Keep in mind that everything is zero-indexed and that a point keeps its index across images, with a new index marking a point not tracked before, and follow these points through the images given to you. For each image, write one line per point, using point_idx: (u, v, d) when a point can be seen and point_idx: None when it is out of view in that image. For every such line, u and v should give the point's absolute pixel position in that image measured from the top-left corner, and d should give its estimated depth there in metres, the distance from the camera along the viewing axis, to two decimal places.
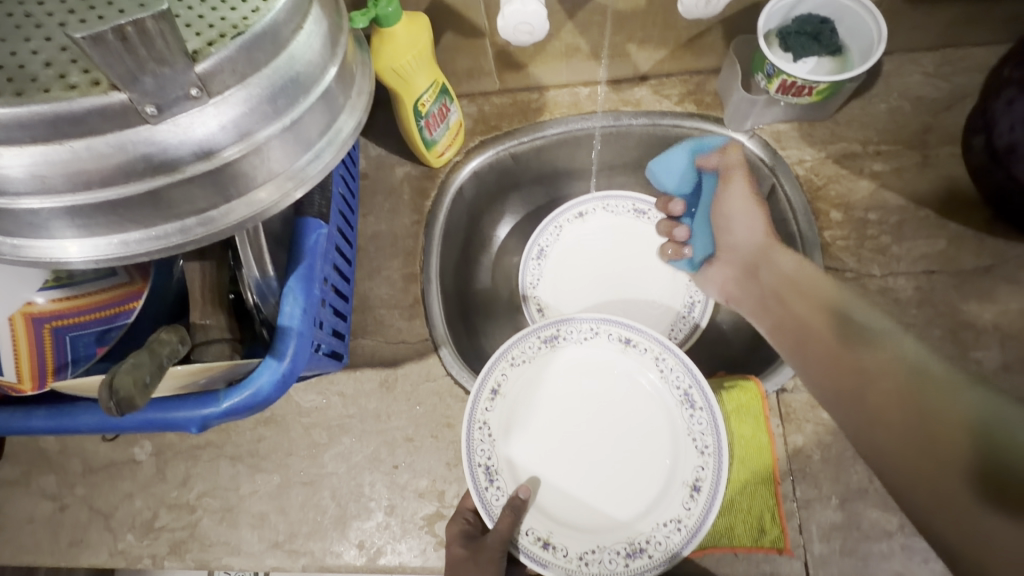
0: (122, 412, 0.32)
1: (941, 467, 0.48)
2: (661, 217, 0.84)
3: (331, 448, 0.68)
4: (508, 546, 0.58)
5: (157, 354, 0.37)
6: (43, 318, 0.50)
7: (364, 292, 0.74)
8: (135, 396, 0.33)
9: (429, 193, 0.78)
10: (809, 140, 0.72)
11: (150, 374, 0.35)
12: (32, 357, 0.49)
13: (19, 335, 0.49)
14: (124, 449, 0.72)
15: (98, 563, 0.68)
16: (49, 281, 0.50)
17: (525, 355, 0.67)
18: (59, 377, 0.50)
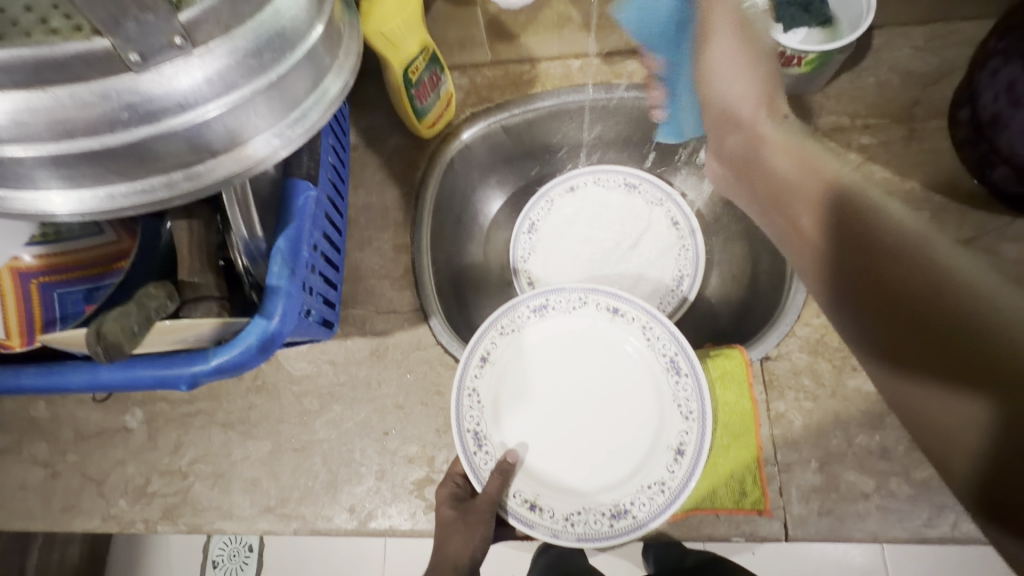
0: (107, 357, 0.38)
1: (953, 447, 0.38)
2: (651, 190, 0.84)
3: (322, 415, 0.69)
4: (496, 507, 0.60)
5: (146, 308, 0.43)
6: (29, 273, 0.50)
7: (355, 263, 0.74)
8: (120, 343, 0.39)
9: (419, 164, 0.77)
10: (798, 113, 0.72)
11: (136, 324, 0.41)
12: (19, 312, 0.49)
13: (6, 290, 0.48)
14: (115, 416, 0.72)
15: (91, 528, 0.69)
16: (36, 237, 0.50)
17: (514, 324, 0.68)
18: (47, 332, 0.49)
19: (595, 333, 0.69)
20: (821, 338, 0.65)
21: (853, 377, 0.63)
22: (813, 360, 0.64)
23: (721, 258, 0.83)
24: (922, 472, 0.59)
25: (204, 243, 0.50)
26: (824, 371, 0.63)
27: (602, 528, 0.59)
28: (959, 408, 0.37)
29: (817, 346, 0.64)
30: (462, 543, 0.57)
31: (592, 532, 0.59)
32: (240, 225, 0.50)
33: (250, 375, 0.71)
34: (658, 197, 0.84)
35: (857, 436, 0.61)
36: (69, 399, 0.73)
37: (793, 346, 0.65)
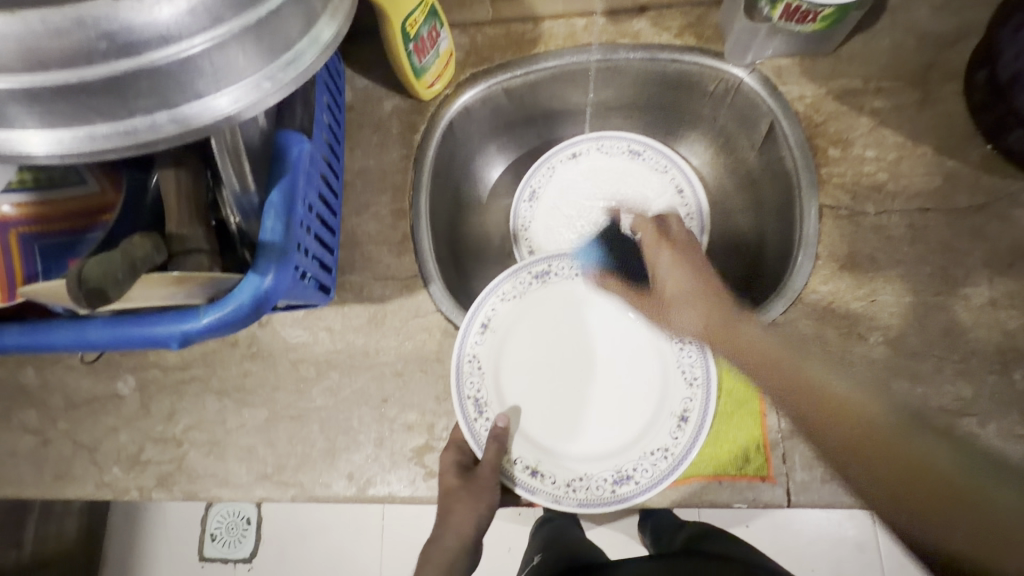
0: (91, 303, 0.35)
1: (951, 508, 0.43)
2: (656, 157, 0.82)
3: (319, 383, 0.67)
4: (498, 474, 0.61)
5: (131, 257, 0.39)
6: (6, 224, 0.46)
7: (351, 228, 0.71)
8: (105, 289, 0.35)
9: (417, 126, 0.74)
10: (810, 76, 0.70)
11: (121, 272, 0.37)
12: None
13: None
14: (106, 383, 0.70)
15: (85, 495, 0.68)
16: (13, 183, 0.47)
17: (516, 291, 0.67)
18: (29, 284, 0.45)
19: (598, 301, 0.69)
20: (828, 306, 0.63)
21: (859, 345, 0.62)
22: (819, 328, 0.63)
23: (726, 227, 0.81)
24: None
25: (192, 194, 0.47)
26: (831, 339, 0.63)
27: (604, 494, 0.59)
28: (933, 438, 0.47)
29: (824, 314, 0.63)
30: (466, 510, 0.60)
31: (594, 497, 0.59)
32: (232, 176, 0.47)
33: (244, 342, 0.69)
34: (662, 164, 0.82)
35: None
36: (56, 365, 0.71)
37: (800, 313, 0.64)
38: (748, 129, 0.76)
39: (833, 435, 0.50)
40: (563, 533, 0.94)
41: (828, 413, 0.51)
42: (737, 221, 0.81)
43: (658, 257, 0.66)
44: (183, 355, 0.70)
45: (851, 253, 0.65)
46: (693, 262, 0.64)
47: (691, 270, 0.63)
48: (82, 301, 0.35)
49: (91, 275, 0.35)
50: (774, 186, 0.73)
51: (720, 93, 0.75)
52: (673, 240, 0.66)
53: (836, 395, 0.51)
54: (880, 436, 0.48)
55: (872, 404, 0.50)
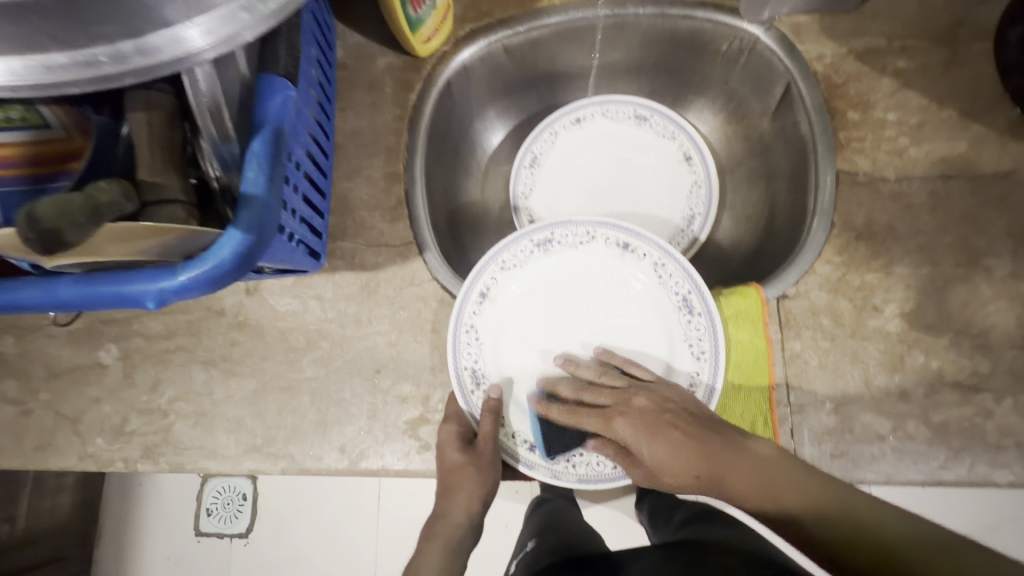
0: (41, 246, 0.35)
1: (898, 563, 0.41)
2: (664, 123, 0.78)
3: (310, 353, 0.65)
4: (497, 446, 0.59)
5: (95, 200, 0.38)
6: None
7: (343, 192, 0.68)
8: (60, 230, 0.35)
9: (413, 85, 0.70)
10: (830, 34, 0.66)
11: (81, 214, 0.36)
12: None
13: None
14: (88, 352, 0.67)
15: (68, 467, 0.66)
16: None
17: (517, 259, 0.63)
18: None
19: (603, 269, 0.65)
20: (842, 276, 0.61)
21: (874, 318, 0.60)
22: (832, 299, 0.60)
23: (734, 197, 0.78)
24: (940, 414, 0.57)
25: (164, 142, 0.44)
26: (844, 311, 0.60)
27: (605, 470, 0.57)
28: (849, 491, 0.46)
29: (838, 285, 0.61)
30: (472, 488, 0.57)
31: (594, 473, 0.58)
32: (208, 124, 0.44)
33: (231, 311, 0.66)
34: (669, 130, 0.78)
35: (876, 377, 0.58)
36: (35, 333, 0.68)
37: (812, 284, 0.61)
38: (762, 92, 0.72)
39: (787, 511, 0.45)
40: (559, 517, 0.92)
41: (765, 489, 0.47)
42: (746, 190, 0.77)
43: (611, 428, 0.54)
44: (167, 324, 0.67)
45: (868, 221, 0.62)
46: (647, 419, 0.53)
47: (643, 418, 0.53)
48: (32, 240, 0.34)
49: (45, 214, 0.35)
50: (787, 153, 0.70)
51: (733, 54, 0.71)
52: (623, 409, 0.55)
53: (793, 483, 0.46)
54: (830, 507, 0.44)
55: (809, 489, 0.46)
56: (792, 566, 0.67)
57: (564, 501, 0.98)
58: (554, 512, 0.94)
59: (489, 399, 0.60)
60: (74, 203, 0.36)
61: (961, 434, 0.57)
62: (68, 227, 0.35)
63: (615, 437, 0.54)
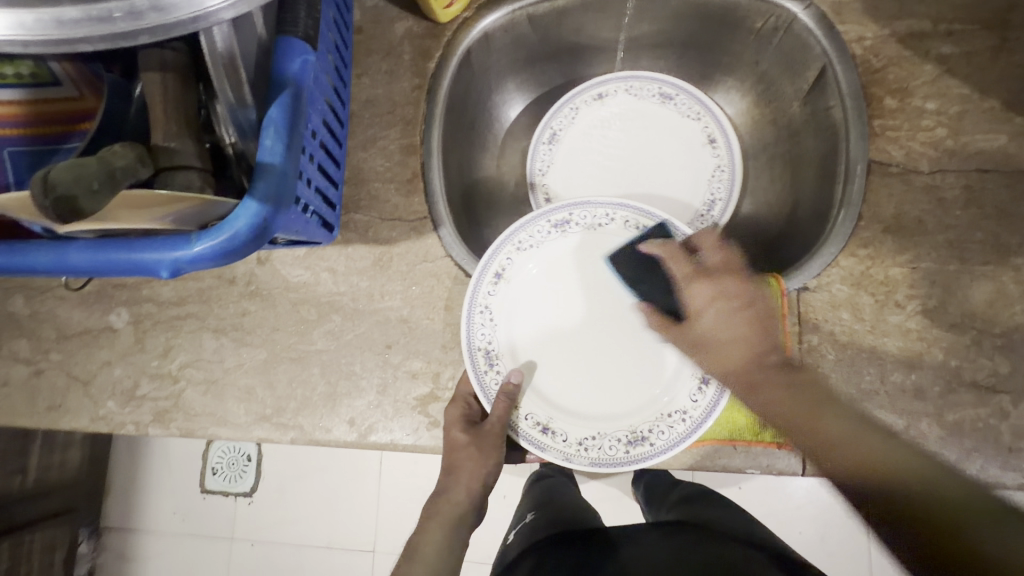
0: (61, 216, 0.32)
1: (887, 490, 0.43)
2: (689, 102, 0.76)
3: (320, 325, 0.64)
4: (507, 428, 0.58)
5: (106, 163, 0.36)
6: None
7: (357, 163, 0.66)
8: (77, 197, 0.33)
9: (433, 54, 0.68)
10: (872, 14, 0.63)
11: (97, 181, 0.34)
12: None
13: None
14: (100, 316, 0.67)
15: (80, 427, 0.66)
16: None
17: (533, 240, 0.62)
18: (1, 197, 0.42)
19: (620, 251, 0.63)
20: (865, 270, 0.59)
21: (895, 314, 0.58)
22: (854, 294, 0.59)
23: (756, 183, 0.76)
24: (955, 413, 0.57)
25: (180, 105, 0.43)
26: (865, 306, 0.59)
27: (617, 454, 0.57)
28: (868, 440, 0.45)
29: (860, 279, 0.59)
30: (477, 466, 0.58)
31: (606, 457, 0.57)
32: (225, 86, 0.42)
33: (243, 280, 0.66)
34: (695, 111, 0.76)
35: (892, 373, 0.58)
36: (46, 296, 0.68)
37: (834, 277, 0.60)
38: (794, 74, 0.69)
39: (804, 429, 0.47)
40: (557, 493, 0.93)
41: (806, 414, 0.47)
42: (769, 177, 0.75)
43: (690, 288, 0.56)
44: (179, 291, 0.66)
45: (897, 215, 0.60)
46: (742, 300, 0.54)
47: (726, 296, 0.55)
48: (49, 210, 0.32)
49: (59, 180, 0.32)
50: (817, 140, 0.67)
51: (768, 32, 0.68)
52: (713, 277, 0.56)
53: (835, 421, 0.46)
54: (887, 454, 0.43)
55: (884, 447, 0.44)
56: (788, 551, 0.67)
57: (562, 478, 0.99)
58: (552, 488, 0.95)
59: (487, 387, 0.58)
60: (90, 170, 0.34)
61: (975, 434, 0.56)
62: (84, 194, 0.33)
63: (690, 298, 0.56)
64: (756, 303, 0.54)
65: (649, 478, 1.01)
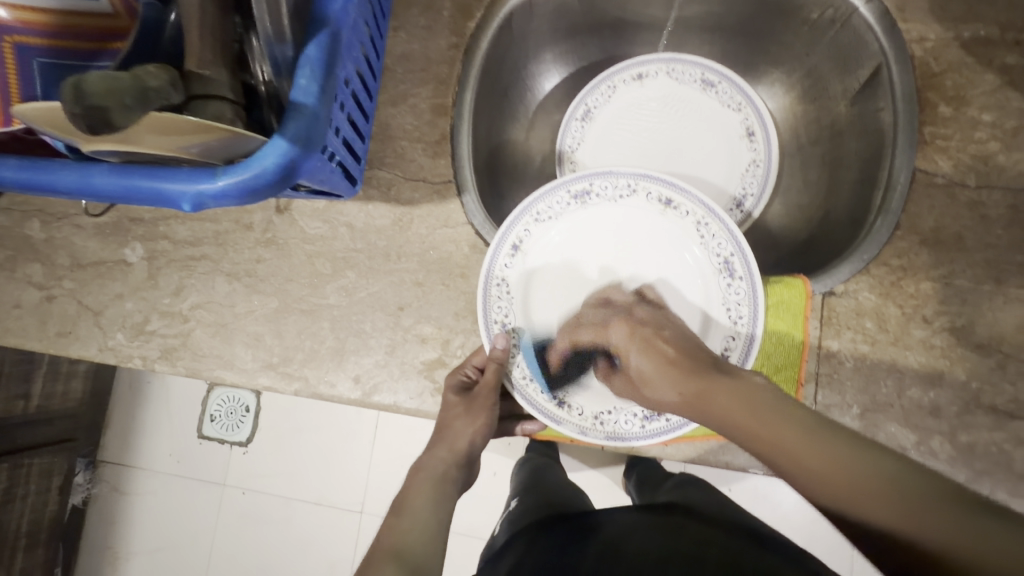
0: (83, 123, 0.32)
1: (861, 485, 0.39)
2: (731, 88, 0.73)
3: (334, 280, 0.64)
4: (502, 379, 0.57)
5: (141, 81, 0.35)
6: (5, 29, 0.42)
7: (386, 119, 0.65)
8: (107, 111, 0.32)
9: (473, 13, 0.65)
10: (937, 15, 0.60)
11: (131, 97, 0.33)
12: None
13: None
14: (115, 248, 0.67)
15: (87, 356, 0.66)
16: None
17: (552, 212, 0.60)
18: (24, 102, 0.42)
19: (641, 223, 0.61)
20: (896, 280, 0.58)
21: (921, 328, 0.57)
22: (881, 303, 0.58)
23: (790, 182, 0.73)
24: (969, 435, 0.56)
25: (215, 31, 0.41)
26: (891, 317, 0.57)
27: (631, 428, 0.56)
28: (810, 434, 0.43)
29: (890, 289, 0.58)
30: (464, 429, 0.57)
31: (623, 431, 0.57)
32: (265, 18, 0.40)
33: (260, 227, 0.65)
34: (736, 101, 0.73)
35: (909, 389, 0.57)
36: (63, 222, 0.68)
37: (863, 284, 0.58)
38: (846, 71, 0.66)
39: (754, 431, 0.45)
40: (543, 476, 0.94)
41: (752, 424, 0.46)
42: (805, 177, 0.72)
43: (608, 334, 0.58)
44: (196, 231, 0.66)
45: (936, 227, 0.58)
46: (650, 326, 0.56)
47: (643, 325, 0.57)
48: (77, 116, 0.31)
49: (93, 89, 0.32)
50: (860, 142, 0.65)
51: (824, 24, 0.65)
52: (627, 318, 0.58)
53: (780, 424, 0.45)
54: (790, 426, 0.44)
55: (832, 452, 0.41)
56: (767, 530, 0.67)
57: (547, 461, 1.00)
58: (540, 471, 0.96)
59: (495, 349, 0.57)
60: (124, 83, 0.33)
61: (987, 458, 0.55)
62: (117, 108, 0.32)
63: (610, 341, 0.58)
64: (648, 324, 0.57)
65: (641, 470, 1.02)
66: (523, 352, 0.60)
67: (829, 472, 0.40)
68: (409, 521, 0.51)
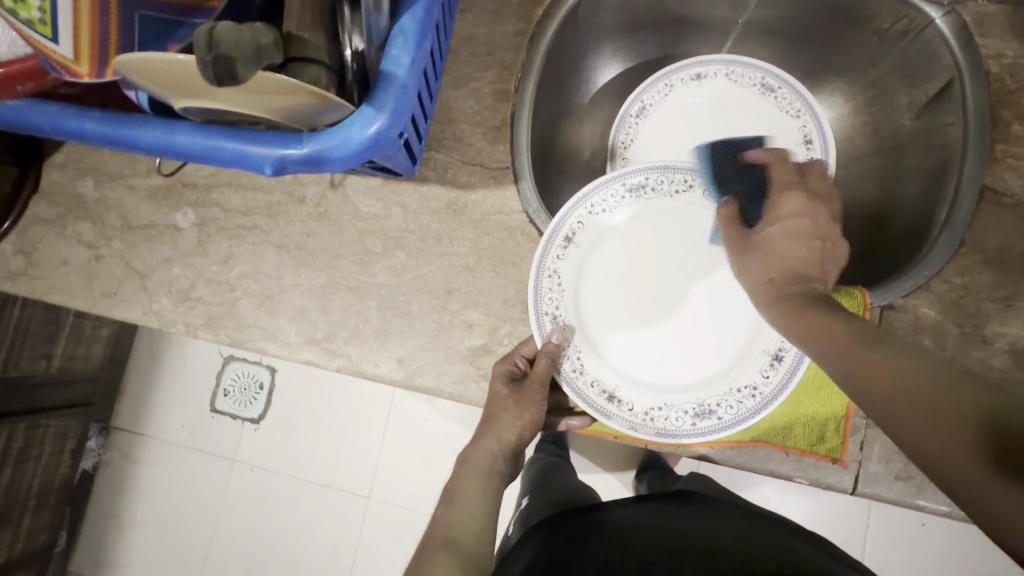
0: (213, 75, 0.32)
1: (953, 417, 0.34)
2: (792, 93, 0.72)
3: (384, 259, 0.63)
4: (552, 371, 0.57)
5: (259, 37, 0.35)
6: None
7: (446, 102, 0.65)
8: (234, 64, 0.33)
9: (542, 0, 0.65)
10: (1016, 32, 0.59)
11: (252, 52, 0.34)
12: (92, 22, 0.39)
13: None
14: (166, 213, 0.67)
15: (132, 319, 0.67)
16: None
17: (606, 205, 0.60)
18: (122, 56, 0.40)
19: (694, 222, 0.61)
20: (957, 298, 0.57)
21: (979, 349, 0.56)
22: (940, 321, 0.57)
23: (844, 194, 0.72)
24: None
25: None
26: (949, 335, 0.57)
27: (681, 426, 0.56)
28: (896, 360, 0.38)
29: (950, 306, 0.57)
30: (512, 420, 0.57)
31: (673, 428, 0.56)
32: None
33: (313, 201, 0.65)
34: (795, 107, 0.72)
35: None
36: (116, 184, 0.68)
37: (923, 300, 0.57)
38: (913, 83, 0.65)
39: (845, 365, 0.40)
40: (554, 477, 0.93)
41: (827, 346, 0.42)
42: (859, 189, 0.72)
43: (780, 198, 0.58)
44: (248, 201, 0.66)
45: (1002, 247, 0.57)
46: (811, 223, 0.55)
47: (810, 216, 0.56)
48: (207, 65, 0.32)
49: (223, 40, 0.32)
50: (923, 157, 0.64)
51: (895, 35, 0.64)
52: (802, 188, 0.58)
53: (859, 355, 0.40)
54: (895, 364, 0.38)
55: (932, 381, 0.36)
56: (788, 524, 0.66)
57: (557, 461, 1.00)
58: (551, 470, 0.95)
59: (549, 343, 0.57)
60: (246, 37, 0.33)
61: None
62: (240, 59, 0.33)
63: (779, 205, 0.57)
64: (814, 217, 0.55)
65: (654, 475, 1.02)
66: (574, 347, 0.59)
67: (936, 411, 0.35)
68: (461, 510, 0.54)
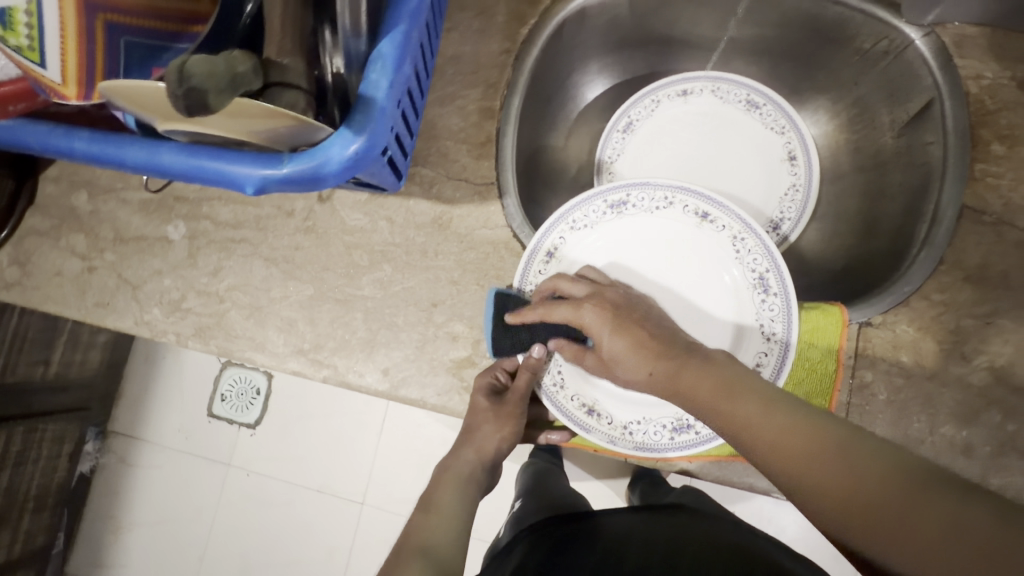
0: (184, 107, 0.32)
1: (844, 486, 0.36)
2: (776, 109, 0.73)
3: (370, 272, 0.64)
4: (531, 385, 0.59)
5: (233, 66, 0.35)
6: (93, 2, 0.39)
7: (432, 118, 0.66)
8: (206, 95, 0.33)
9: (527, 19, 0.66)
10: (995, 53, 0.60)
11: (225, 82, 0.34)
12: (80, 49, 0.40)
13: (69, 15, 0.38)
14: (158, 225, 0.68)
15: (124, 328, 0.68)
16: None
17: (588, 220, 0.61)
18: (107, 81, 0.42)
19: (675, 237, 0.62)
20: (936, 316, 0.57)
21: (958, 366, 0.56)
22: (919, 338, 0.57)
23: (828, 210, 0.73)
24: (1002, 477, 0.55)
25: (296, 22, 0.42)
26: (928, 352, 0.57)
27: (659, 440, 0.57)
28: (792, 426, 0.40)
29: (929, 324, 0.57)
30: (492, 433, 0.58)
31: (651, 442, 0.57)
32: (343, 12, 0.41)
33: (301, 214, 0.66)
34: (779, 124, 0.73)
35: (942, 427, 0.56)
36: (109, 196, 0.69)
37: (902, 317, 0.58)
38: (895, 102, 0.66)
39: (748, 435, 0.42)
40: (545, 481, 0.93)
41: (736, 424, 0.43)
42: (843, 204, 0.72)
43: (580, 312, 0.54)
44: (238, 214, 0.67)
45: (981, 265, 0.58)
46: (618, 318, 0.52)
47: (615, 307, 0.53)
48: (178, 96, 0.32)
49: (195, 72, 0.32)
50: (904, 175, 0.64)
51: (876, 54, 0.65)
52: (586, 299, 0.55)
53: (765, 427, 0.41)
54: (791, 429, 0.40)
55: (826, 447, 0.38)
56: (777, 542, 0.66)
57: (551, 466, 1.00)
58: (542, 475, 0.96)
59: (530, 357, 0.58)
60: (220, 67, 0.34)
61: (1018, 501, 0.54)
62: (213, 90, 0.33)
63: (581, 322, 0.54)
64: (612, 304, 0.54)
65: (645, 484, 1.02)
66: (555, 360, 0.60)
67: (831, 475, 0.37)
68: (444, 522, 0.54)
